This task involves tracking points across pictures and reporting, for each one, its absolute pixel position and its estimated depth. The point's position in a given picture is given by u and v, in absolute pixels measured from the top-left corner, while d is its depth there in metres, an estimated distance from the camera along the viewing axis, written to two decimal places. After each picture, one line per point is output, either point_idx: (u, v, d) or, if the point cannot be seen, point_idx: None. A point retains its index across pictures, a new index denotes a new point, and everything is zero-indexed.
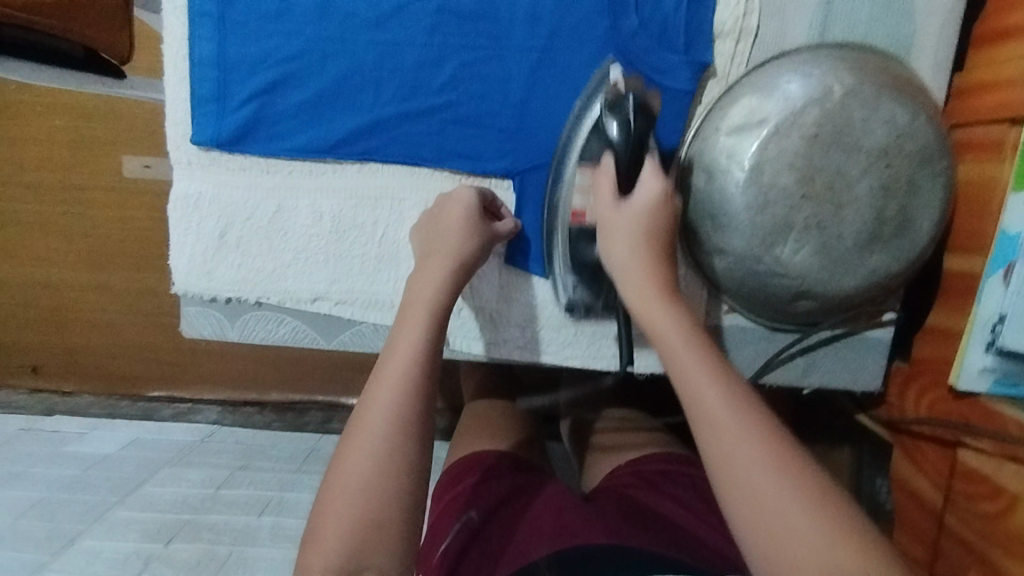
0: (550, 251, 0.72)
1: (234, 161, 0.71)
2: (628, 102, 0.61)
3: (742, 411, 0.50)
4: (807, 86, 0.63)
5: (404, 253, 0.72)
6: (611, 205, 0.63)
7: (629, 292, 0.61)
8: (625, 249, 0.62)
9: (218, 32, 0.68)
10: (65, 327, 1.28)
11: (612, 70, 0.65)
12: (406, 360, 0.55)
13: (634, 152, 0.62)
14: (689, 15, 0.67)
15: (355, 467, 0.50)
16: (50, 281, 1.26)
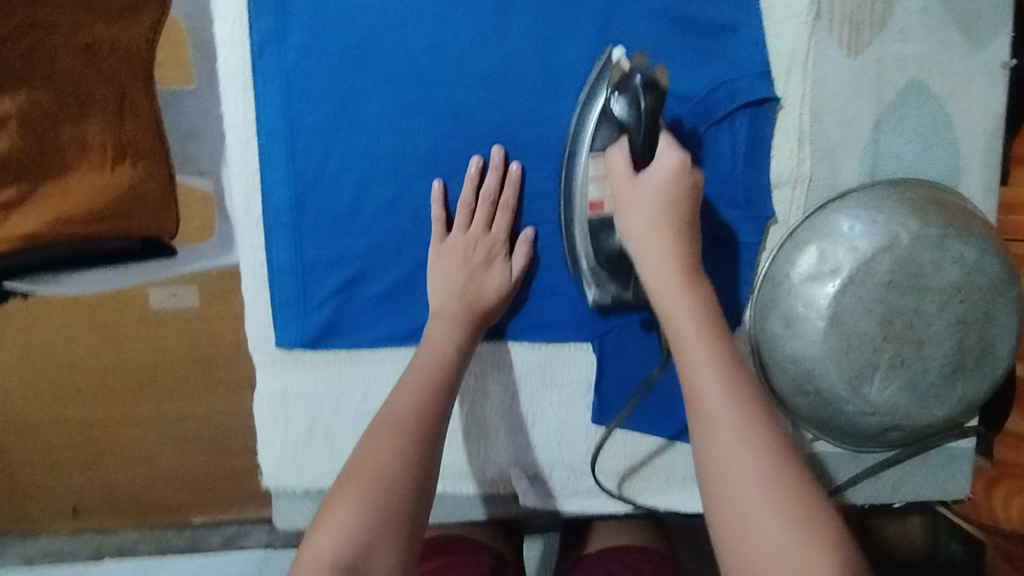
0: (573, 259, 0.68)
1: (318, 356, 0.72)
2: (636, 79, 0.58)
3: (724, 366, 0.48)
4: (874, 233, 0.65)
5: (490, 424, 0.75)
6: (626, 176, 0.60)
7: (644, 268, 0.57)
8: (644, 220, 0.58)
9: (293, 238, 0.70)
10: (101, 459, 0.85)
11: (616, 51, 0.63)
12: (422, 384, 0.57)
13: (648, 129, 0.59)
14: (747, 171, 0.69)
15: (373, 457, 0.51)
16: (66, 418, 0.84)
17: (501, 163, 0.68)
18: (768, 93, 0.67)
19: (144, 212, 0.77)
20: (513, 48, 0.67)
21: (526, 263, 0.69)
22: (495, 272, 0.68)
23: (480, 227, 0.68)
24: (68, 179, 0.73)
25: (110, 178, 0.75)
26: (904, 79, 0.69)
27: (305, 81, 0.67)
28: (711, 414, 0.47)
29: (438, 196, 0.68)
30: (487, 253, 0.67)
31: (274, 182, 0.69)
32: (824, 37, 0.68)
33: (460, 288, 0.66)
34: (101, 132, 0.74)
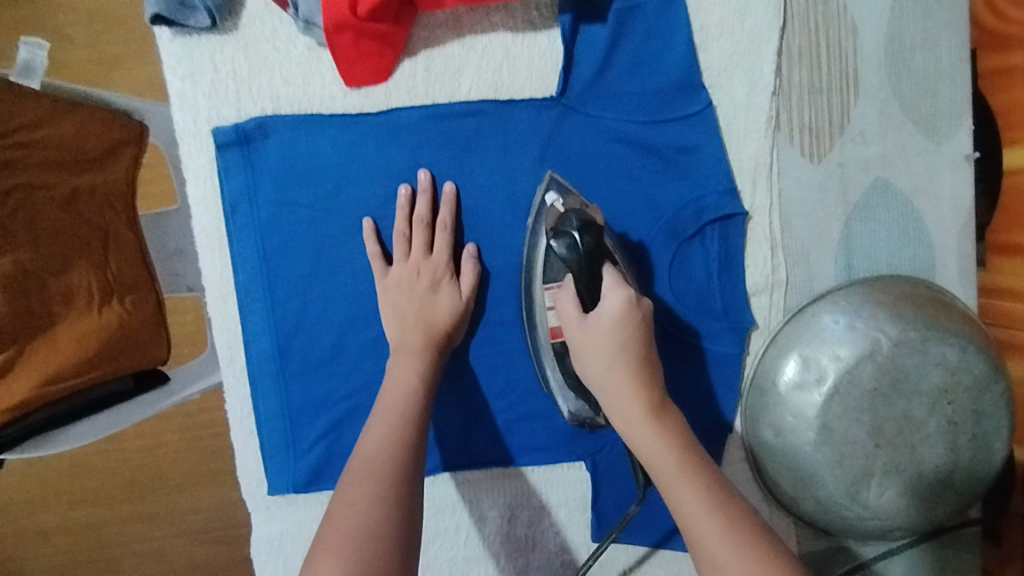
0: (539, 363, 0.68)
1: (312, 497, 0.72)
2: (571, 223, 0.60)
3: (716, 509, 0.52)
4: (854, 340, 0.65)
5: (491, 550, 0.74)
6: (576, 318, 0.61)
7: (613, 409, 0.58)
8: (601, 365, 0.59)
9: (278, 386, 0.70)
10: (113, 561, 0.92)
11: (549, 196, 0.65)
12: (389, 422, 0.59)
13: (591, 275, 0.60)
14: (722, 283, 0.69)
15: (356, 506, 0.52)
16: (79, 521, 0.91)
17: (429, 185, 0.67)
18: (736, 208, 0.68)
19: (134, 346, 0.78)
20: (480, 186, 0.68)
21: (475, 279, 0.67)
22: (444, 293, 0.66)
23: (419, 253, 0.67)
24: (55, 331, 0.69)
25: (100, 321, 0.74)
26: (868, 178, 0.70)
27: (280, 235, 0.68)
28: (718, 564, 0.50)
29: (369, 234, 0.67)
30: (431, 279, 0.66)
31: (256, 332, 0.69)
32: (784, 145, 0.69)
33: (413, 320, 0.65)
34: (85, 277, 0.73)
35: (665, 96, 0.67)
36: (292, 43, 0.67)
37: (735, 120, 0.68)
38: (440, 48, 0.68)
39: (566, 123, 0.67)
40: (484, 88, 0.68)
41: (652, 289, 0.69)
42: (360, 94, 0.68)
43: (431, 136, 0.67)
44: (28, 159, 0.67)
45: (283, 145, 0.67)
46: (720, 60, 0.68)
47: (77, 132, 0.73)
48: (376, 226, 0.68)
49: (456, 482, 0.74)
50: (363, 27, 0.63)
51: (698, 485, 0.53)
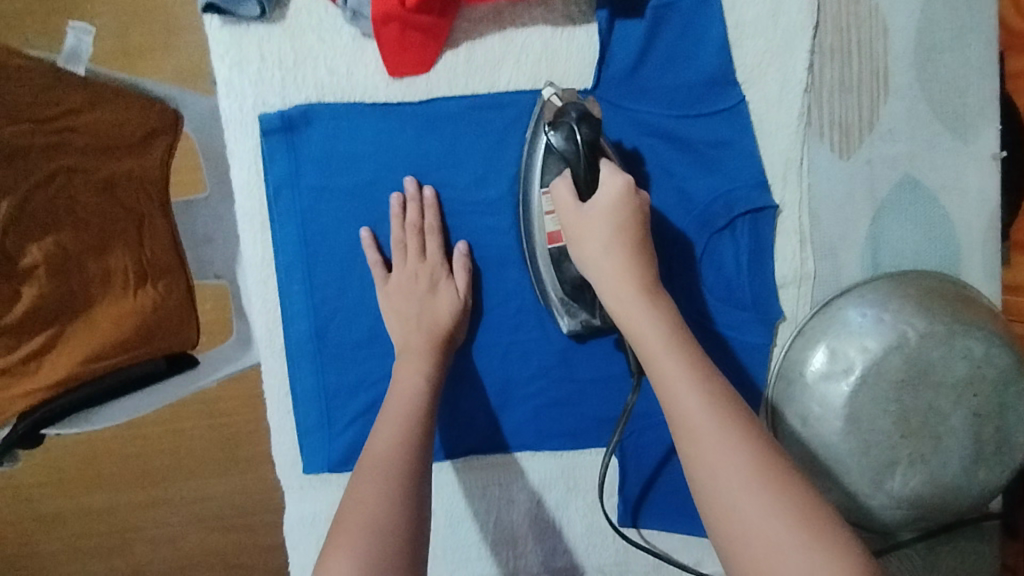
0: (544, 292, 0.69)
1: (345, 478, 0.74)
2: (570, 113, 0.60)
3: (703, 392, 0.50)
4: (881, 333, 0.67)
5: (519, 534, 0.75)
6: (571, 202, 0.61)
7: (601, 278, 0.58)
8: (597, 245, 0.59)
9: (314, 368, 0.72)
10: (127, 548, 0.91)
11: (545, 93, 0.65)
12: (398, 424, 0.60)
13: (591, 160, 0.60)
14: (751, 274, 0.71)
15: (366, 501, 0.53)
16: (91, 509, 0.90)
17: (417, 192, 0.69)
18: (767, 202, 0.69)
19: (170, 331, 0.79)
20: (516, 176, 0.70)
21: (469, 278, 0.70)
22: (444, 292, 0.68)
23: (415, 258, 0.68)
24: (93, 312, 0.74)
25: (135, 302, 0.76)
26: (897, 174, 0.71)
27: (319, 220, 0.70)
28: (693, 428, 0.49)
29: (369, 243, 0.69)
30: (430, 280, 0.68)
31: (295, 315, 0.71)
32: (815, 141, 0.70)
33: (415, 320, 0.67)
34: (123, 260, 0.76)
35: (700, 90, 0.68)
36: (337, 34, 0.69)
37: (767, 116, 0.70)
38: (480, 41, 0.70)
39: (602, 115, 0.69)
40: (523, 80, 0.70)
41: (683, 280, 0.71)
42: (401, 85, 0.70)
43: (469, 127, 0.69)
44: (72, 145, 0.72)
45: (325, 133, 0.69)
46: (754, 57, 0.69)
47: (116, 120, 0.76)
48: (373, 235, 0.70)
49: (456, 470, 0.75)
50: (410, 18, 0.65)
51: (724, 426, 0.48)
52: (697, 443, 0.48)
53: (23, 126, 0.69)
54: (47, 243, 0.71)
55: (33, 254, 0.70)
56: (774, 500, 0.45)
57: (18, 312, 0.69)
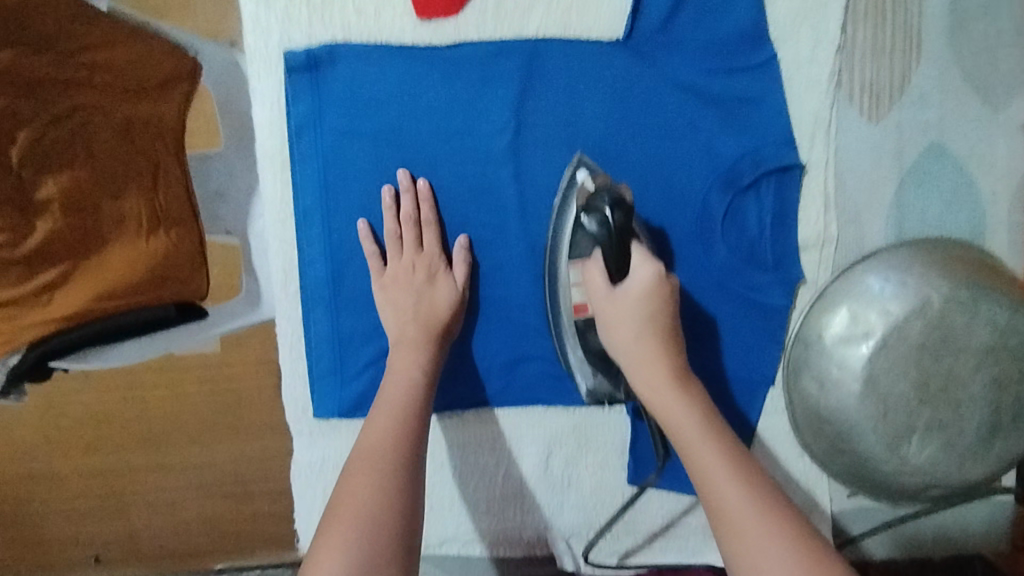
0: (565, 357, 0.70)
1: (355, 424, 0.73)
2: (603, 200, 0.62)
3: (729, 461, 0.54)
4: (903, 296, 0.67)
5: (527, 489, 0.75)
6: (605, 292, 0.63)
7: (635, 373, 0.61)
8: (629, 334, 0.62)
9: (329, 313, 0.71)
10: (124, 510, 0.90)
11: (578, 173, 0.66)
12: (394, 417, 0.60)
13: (621, 245, 0.61)
14: (774, 235, 0.70)
15: (358, 492, 0.53)
16: (89, 468, 0.89)
17: (410, 184, 0.68)
18: (792, 160, 0.69)
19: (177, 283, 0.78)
20: (540, 125, 0.69)
21: (468, 271, 0.69)
22: (441, 284, 0.68)
23: (412, 249, 0.68)
24: (107, 252, 0.71)
25: (148, 248, 0.75)
26: (925, 141, 0.71)
27: (341, 162, 0.69)
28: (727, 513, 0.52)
29: (365, 233, 0.69)
30: (428, 272, 0.68)
31: (312, 258, 0.70)
32: (844, 103, 0.70)
33: (411, 312, 0.67)
34: (137, 205, 0.73)
35: (732, 45, 0.68)
36: None
37: (796, 75, 0.69)
38: None
39: (631, 66, 0.68)
40: (553, 28, 0.69)
41: (705, 238, 0.70)
42: (429, 28, 0.69)
43: (496, 73, 0.68)
44: (94, 83, 0.70)
45: (350, 72, 0.68)
46: (787, 14, 0.69)
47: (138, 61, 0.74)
48: (370, 226, 0.69)
49: (468, 421, 0.74)
50: None
51: (737, 477, 0.53)
52: (731, 518, 0.51)
53: (49, 54, 0.66)
54: (62, 176, 0.66)
55: (48, 188, 0.65)
56: (786, 541, 0.49)
57: (29, 245, 0.64)
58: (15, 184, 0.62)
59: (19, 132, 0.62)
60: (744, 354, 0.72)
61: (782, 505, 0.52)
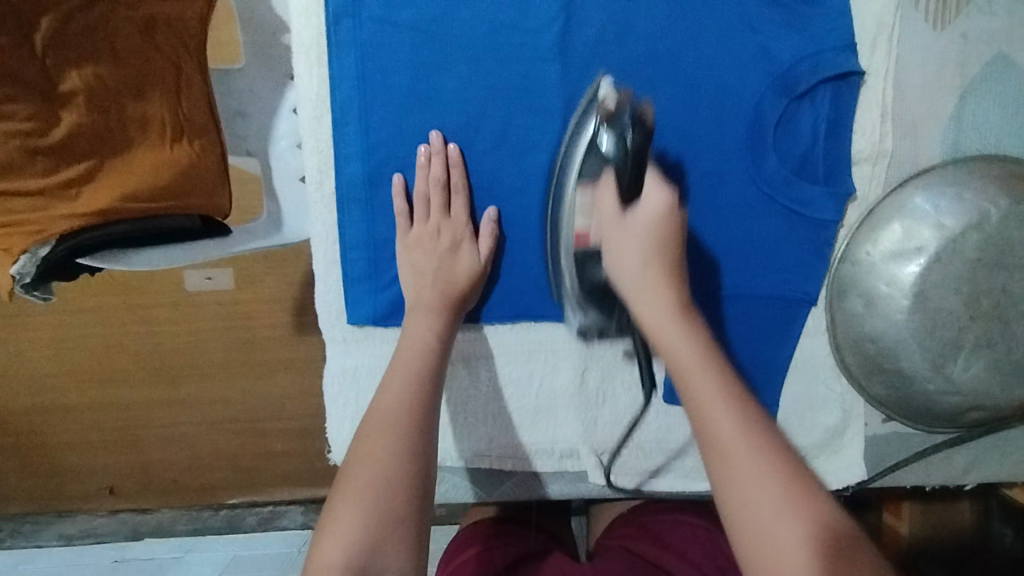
0: (558, 286, 0.69)
1: (388, 333, 0.72)
2: (625, 118, 0.62)
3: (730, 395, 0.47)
4: (960, 211, 0.65)
5: (562, 402, 0.74)
6: (614, 214, 0.61)
7: (641, 301, 0.55)
8: (635, 259, 0.58)
9: (365, 214, 0.69)
10: (137, 444, 0.98)
11: (602, 88, 0.65)
12: (406, 383, 0.56)
13: (635, 170, 0.62)
14: (828, 147, 0.68)
15: (376, 457, 0.50)
16: (119, 399, 0.96)
17: (442, 147, 0.67)
18: (854, 66, 0.66)
19: (203, 192, 0.76)
20: (591, 23, 0.66)
21: (493, 244, 0.69)
22: (464, 254, 0.68)
23: (439, 213, 0.68)
24: (132, 155, 0.71)
25: (172, 156, 0.73)
26: (990, 52, 0.68)
27: (381, 55, 0.67)
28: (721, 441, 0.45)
29: (397, 188, 0.68)
30: (452, 239, 0.68)
31: (348, 157, 0.68)
32: (910, 9, 0.66)
33: (431, 278, 0.67)
34: (160, 109, 0.72)
35: None
36: None
37: None
38: None
39: None
40: None
41: (755, 147, 0.68)
42: None
43: None
44: None
45: None
46: None
47: None
48: (405, 182, 0.69)
49: (504, 333, 0.73)
50: None
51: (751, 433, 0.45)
52: (730, 466, 0.44)
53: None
54: (87, 71, 0.66)
55: (72, 80, 0.65)
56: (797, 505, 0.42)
57: (56, 136, 0.65)
58: (39, 72, 0.63)
59: (41, 16, 0.61)
60: (789, 271, 0.70)
61: (781, 448, 0.45)
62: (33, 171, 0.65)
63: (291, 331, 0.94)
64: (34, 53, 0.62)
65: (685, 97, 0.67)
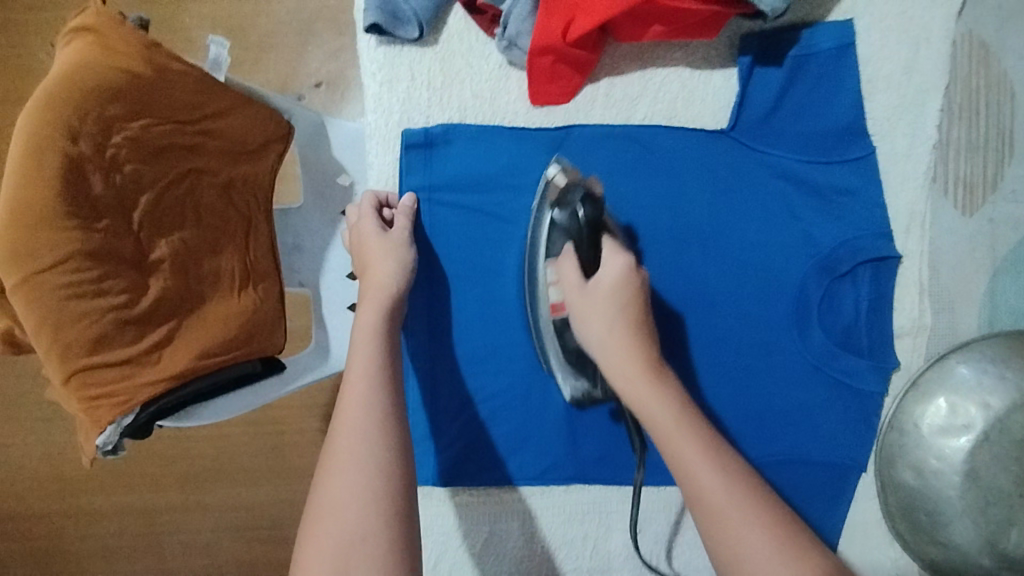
0: (546, 356, 0.69)
1: (447, 491, 0.74)
2: (577, 195, 0.62)
3: (704, 447, 0.52)
4: (1006, 391, 0.67)
5: (614, 565, 0.74)
6: (577, 284, 0.61)
7: (613, 370, 0.57)
8: (600, 329, 0.59)
9: (429, 377, 0.73)
10: (160, 549, 1.02)
11: (551, 171, 0.68)
12: (367, 396, 0.55)
13: (592, 241, 0.61)
14: (870, 321, 0.71)
15: (341, 469, 0.51)
16: (155, 504, 1.01)
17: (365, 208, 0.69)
18: (890, 252, 0.71)
19: (261, 337, 0.74)
20: (644, 207, 0.71)
21: (405, 223, 0.69)
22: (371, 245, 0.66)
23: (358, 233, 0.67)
24: (206, 309, 0.69)
25: (240, 304, 0.72)
26: (1017, 235, 0.72)
27: (449, 233, 0.72)
28: (713, 506, 0.50)
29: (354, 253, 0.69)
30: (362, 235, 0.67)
31: (415, 326, 0.72)
32: (939, 197, 0.72)
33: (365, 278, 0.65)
34: (231, 263, 0.72)
35: (832, 139, 0.70)
36: (484, 60, 0.73)
37: (895, 167, 0.72)
38: (621, 77, 0.72)
39: (733, 155, 0.71)
40: (658, 117, 0.73)
41: (801, 323, 0.71)
42: (540, 112, 0.73)
43: (601, 155, 0.72)
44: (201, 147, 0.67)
45: (462, 151, 0.72)
46: (885, 111, 0.71)
47: (253, 122, 0.72)
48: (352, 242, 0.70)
49: (557, 493, 0.74)
50: (566, 52, 0.68)
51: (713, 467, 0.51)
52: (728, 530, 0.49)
53: (170, 126, 0.63)
54: (172, 238, 0.66)
55: (161, 248, 0.64)
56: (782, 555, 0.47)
57: (145, 304, 0.61)
58: (134, 246, 0.61)
59: (141, 195, 0.62)
60: (838, 439, 0.72)
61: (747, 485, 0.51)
62: (124, 341, 0.59)
63: (318, 437, 1.01)
64: (131, 227, 0.61)
65: (731, 275, 0.71)
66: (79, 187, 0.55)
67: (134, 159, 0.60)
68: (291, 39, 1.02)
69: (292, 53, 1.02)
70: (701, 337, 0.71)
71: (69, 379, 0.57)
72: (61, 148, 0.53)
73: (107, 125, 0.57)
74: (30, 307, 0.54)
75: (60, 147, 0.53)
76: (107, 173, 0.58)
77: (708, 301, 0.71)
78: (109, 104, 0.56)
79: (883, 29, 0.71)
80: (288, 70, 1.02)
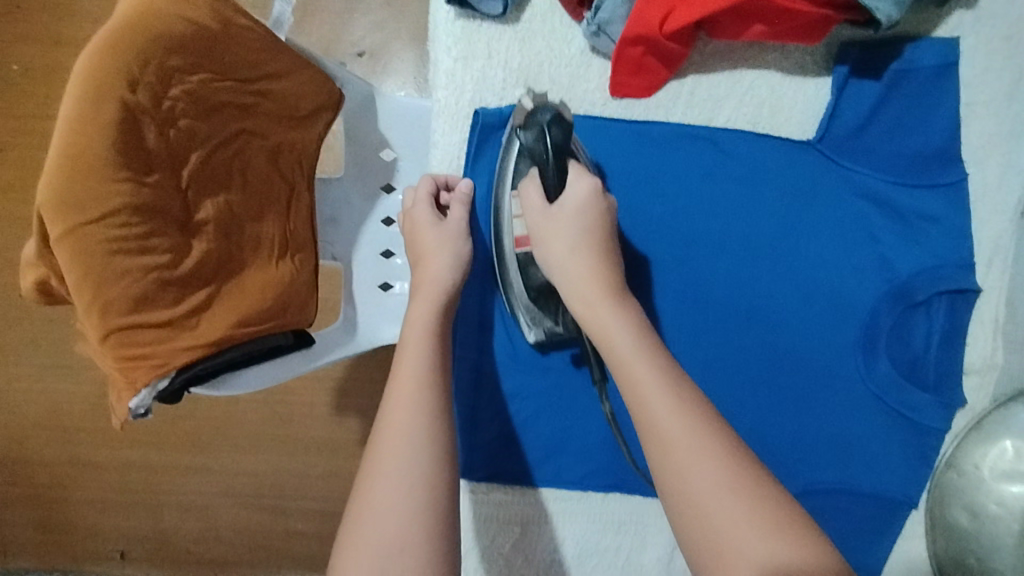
0: (508, 292, 0.67)
1: (484, 486, 0.71)
2: (542, 115, 0.58)
3: (680, 403, 0.45)
4: None
5: None
6: (541, 206, 0.58)
7: (576, 299, 0.54)
8: (564, 247, 0.55)
9: (473, 367, 0.70)
10: (157, 508, 0.99)
11: (523, 100, 0.63)
12: (411, 396, 0.52)
13: (558, 166, 0.57)
14: (940, 353, 0.68)
15: (386, 468, 0.49)
16: (158, 462, 0.99)
17: (427, 186, 0.66)
18: (970, 284, 0.68)
19: (295, 312, 0.69)
20: (717, 212, 0.68)
21: (463, 212, 0.65)
22: (422, 239, 0.63)
23: (416, 223, 0.63)
24: (244, 275, 0.64)
25: (277, 273, 0.68)
26: None
27: None
28: (667, 441, 0.43)
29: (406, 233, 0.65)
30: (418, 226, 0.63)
31: (465, 315, 0.70)
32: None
33: (417, 277, 0.62)
34: (272, 229, 0.68)
35: (922, 161, 0.68)
36: (566, 45, 0.70)
37: (983, 197, 0.68)
38: (709, 76, 0.69)
39: (817, 169, 0.68)
40: (742, 121, 0.69)
41: (867, 351, 0.68)
42: (620, 104, 0.70)
43: (677, 156, 0.69)
44: (255, 109, 0.63)
45: None
46: (980, 137, 0.68)
47: (309, 87, 0.68)
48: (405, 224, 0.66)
49: (594, 499, 0.72)
50: (660, 43, 0.65)
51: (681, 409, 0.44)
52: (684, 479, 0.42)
53: (228, 83, 0.60)
54: (219, 198, 0.61)
55: (206, 209, 0.59)
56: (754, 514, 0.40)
57: (188, 265, 0.56)
58: (181, 203, 0.56)
59: (192, 152, 0.57)
60: (890, 474, 0.68)
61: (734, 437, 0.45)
62: (165, 302, 0.54)
63: (331, 412, 0.98)
64: (179, 184, 0.56)
65: (802, 292, 0.68)
66: (135, 138, 0.50)
67: (189, 115, 0.56)
68: (337, 4, 0.98)
69: (337, 19, 0.98)
70: (762, 354, 0.68)
71: (105, 339, 0.51)
72: (118, 94, 0.48)
73: (166, 76, 0.53)
74: (71, 263, 0.48)
75: (119, 95, 0.48)
76: (162, 127, 0.53)
77: (775, 317, 0.68)
78: (172, 54, 0.52)
79: (987, 53, 0.68)
80: (332, 36, 0.98)
